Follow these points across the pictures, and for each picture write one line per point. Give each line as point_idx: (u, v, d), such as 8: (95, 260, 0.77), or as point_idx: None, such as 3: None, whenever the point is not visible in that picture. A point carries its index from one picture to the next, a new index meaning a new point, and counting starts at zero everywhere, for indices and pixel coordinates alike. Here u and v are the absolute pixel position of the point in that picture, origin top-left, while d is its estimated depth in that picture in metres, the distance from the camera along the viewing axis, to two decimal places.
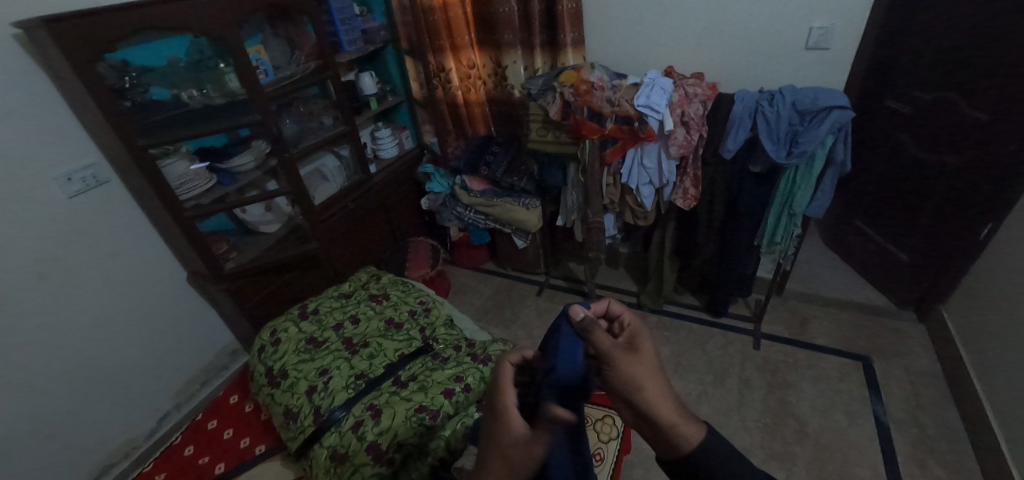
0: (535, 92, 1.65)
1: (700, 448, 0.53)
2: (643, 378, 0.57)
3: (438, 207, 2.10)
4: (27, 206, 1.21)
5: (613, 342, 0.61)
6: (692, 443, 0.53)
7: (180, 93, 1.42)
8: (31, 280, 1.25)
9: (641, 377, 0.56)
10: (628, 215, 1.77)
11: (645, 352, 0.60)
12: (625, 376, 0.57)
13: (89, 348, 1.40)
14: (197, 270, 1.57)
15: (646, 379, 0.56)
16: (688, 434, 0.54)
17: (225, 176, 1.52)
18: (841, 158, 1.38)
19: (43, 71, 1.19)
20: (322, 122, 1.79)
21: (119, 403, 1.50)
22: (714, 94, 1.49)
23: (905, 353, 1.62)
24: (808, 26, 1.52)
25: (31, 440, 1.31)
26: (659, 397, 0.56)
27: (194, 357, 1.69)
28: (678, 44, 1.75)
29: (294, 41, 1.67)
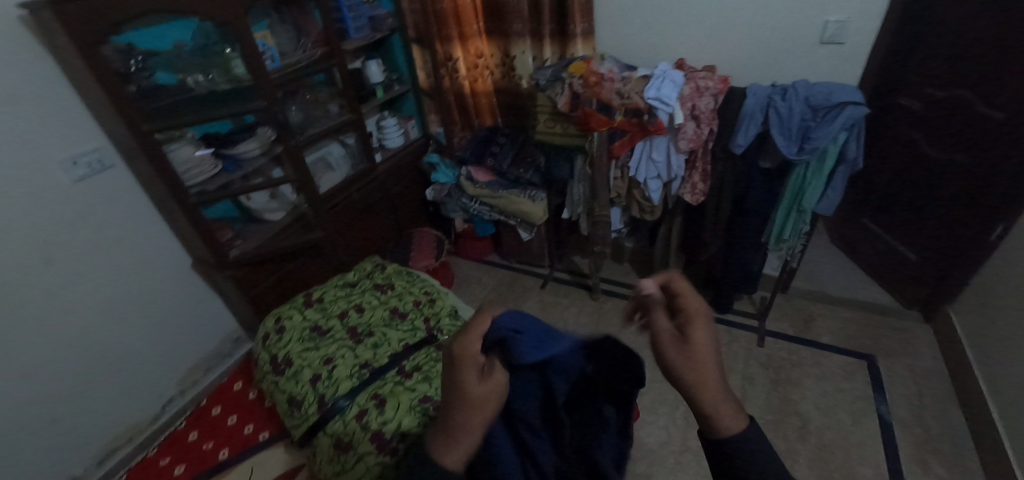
0: (543, 83, 1.65)
1: (741, 442, 0.49)
2: (693, 372, 0.50)
3: (443, 198, 2.06)
4: (32, 190, 1.20)
5: (661, 330, 0.54)
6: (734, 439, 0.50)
7: (186, 78, 1.40)
8: (37, 265, 1.25)
9: (692, 371, 0.50)
10: (635, 210, 1.76)
11: (701, 344, 0.52)
12: (673, 368, 0.51)
13: (94, 333, 1.40)
14: (202, 257, 1.56)
15: (695, 375, 0.50)
16: (729, 423, 0.50)
17: (231, 162, 1.51)
18: (853, 156, 1.36)
19: (48, 54, 1.18)
20: (328, 110, 1.78)
21: (124, 388, 1.51)
22: (725, 88, 1.47)
23: (910, 353, 1.61)
24: (822, 19, 1.49)
25: (36, 422, 1.32)
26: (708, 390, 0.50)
27: (198, 343, 1.70)
28: (689, 36, 1.73)
29: (300, 28, 1.65)
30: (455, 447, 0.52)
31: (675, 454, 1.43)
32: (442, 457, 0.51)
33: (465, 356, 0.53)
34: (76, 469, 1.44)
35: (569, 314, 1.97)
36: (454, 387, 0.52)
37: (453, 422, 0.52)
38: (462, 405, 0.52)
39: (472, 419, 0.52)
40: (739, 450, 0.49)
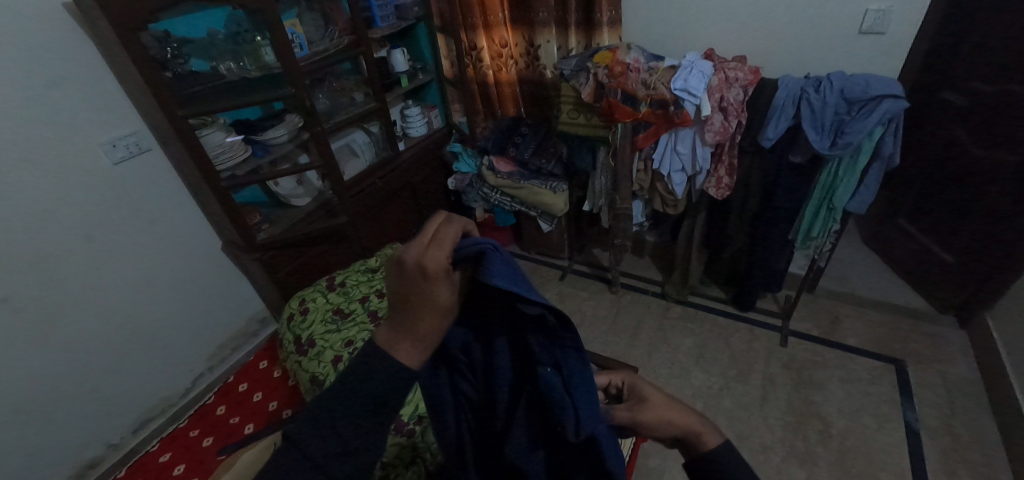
0: (568, 72, 1.61)
1: (721, 447, 0.53)
2: (653, 419, 0.56)
3: (464, 187, 2.08)
4: (76, 171, 1.27)
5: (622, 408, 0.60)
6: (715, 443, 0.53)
7: (218, 65, 1.46)
8: (79, 242, 1.32)
9: (653, 420, 0.56)
10: (657, 203, 1.73)
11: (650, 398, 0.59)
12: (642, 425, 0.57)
13: (130, 309, 1.47)
14: (231, 240, 1.62)
15: (656, 415, 0.57)
16: (711, 440, 0.54)
17: (260, 148, 1.54)
18: (889, 152, 1.31)
19: (91, 41, 1.23)
20: (353, 98, 1.80)
21: (157, 362, 1.58)
22: (756, 79, 1.42)
23: (943, 358, 1.55)
24: (863, 8, 1.43)
25: (77, 390, 1.40)
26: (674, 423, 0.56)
27: (227, 323, 1.76)
28: (721, 26, 1.68)
29: (328, 16, 1.67)
30: (415, 346, 0.50)
31: None
32: (402, 355, 0.50)
33: (432, 269, 0.47)
34: (113, 436, 1.52)
35: (587, 306, 1.96)
36: (417, 295, 0.48)
37: (413, 324, 0.49)
38: (429, 311, 0.49)
39: (434, 325, 0.50)
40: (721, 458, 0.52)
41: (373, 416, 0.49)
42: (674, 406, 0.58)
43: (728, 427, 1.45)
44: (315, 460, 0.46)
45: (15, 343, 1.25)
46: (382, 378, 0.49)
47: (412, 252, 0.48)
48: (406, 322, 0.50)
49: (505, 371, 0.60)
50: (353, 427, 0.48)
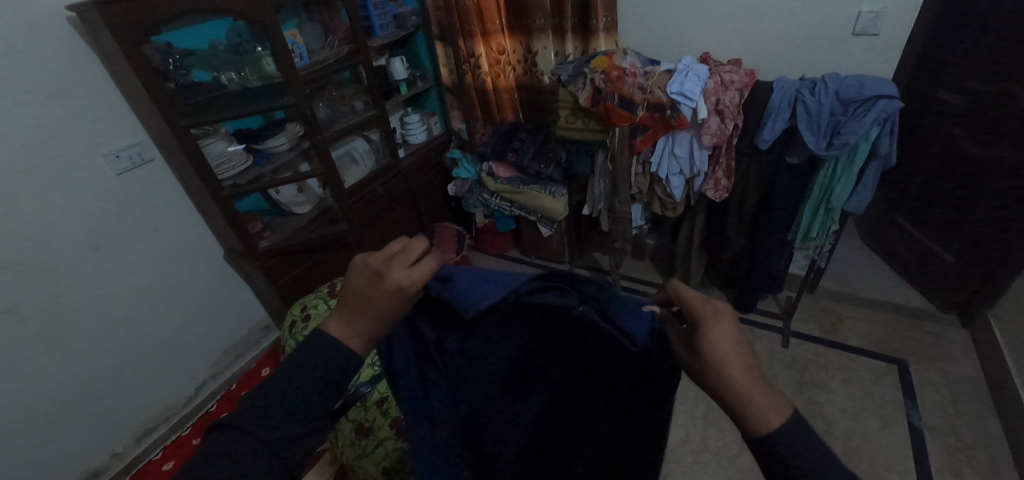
0: (565, 78, 1.63)
1: (786, 435, 0.40)
2: (702, 375, 0.44)
3: (464, 193, 2.11)
4: (79, 182, 1.28)
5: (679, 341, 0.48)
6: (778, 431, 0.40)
7: (220, 75, 1.47)
8: (83, 252, 1.33)
9: (705, 375, 0.44)
10: (656, 206, 1.74)
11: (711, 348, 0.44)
12: (691, 369, 0.46)
13: (133, 318, 1.48)
14: (233, 248, 1.63)
15: (708, 375, 0.44)
16: (770, 421, 0.41)
17: (261, 156, 1.56)
18: (885, 152, 1.32)
19: (94, 54, 1.25)
20: (354, 106, 1.82)
21: (160, 371, 1.59)
22: (751, 81, 1.44)
23: (945, 357, 1.55)
24: (856, 10, 1.45)
25: (81, 399, 1.41)
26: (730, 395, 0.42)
27: (229, 331, 1.76)
28: (715, 30, 1.70)
29: (328, 26, 1.69)
30: (354, 336, 0.50)
31: (693, 452, 1.41)
32: (341, 339, 0.50)
33: (405, 284, 0.48)
34: (117, 445, 1.53)
35: None
36: (371, 301, 0.49)
37: (360, 317, 0.50)
38: (384, 314, 0.49)
39: (376, 326, 0.50)
40: (780, 444, 0.40)
41: (332, 401, 0.49)
42: (743, 370, 0.42)
43: (731, 429, 1.45)
44: (268, 444, 0.46)
45: (20, 353, 1.26)
46: (333, 363, 0.49)
47: (393, 271, 0.48)
48: (353, 316, 0.50)
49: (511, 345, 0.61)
50: (313, 410, 0.48)
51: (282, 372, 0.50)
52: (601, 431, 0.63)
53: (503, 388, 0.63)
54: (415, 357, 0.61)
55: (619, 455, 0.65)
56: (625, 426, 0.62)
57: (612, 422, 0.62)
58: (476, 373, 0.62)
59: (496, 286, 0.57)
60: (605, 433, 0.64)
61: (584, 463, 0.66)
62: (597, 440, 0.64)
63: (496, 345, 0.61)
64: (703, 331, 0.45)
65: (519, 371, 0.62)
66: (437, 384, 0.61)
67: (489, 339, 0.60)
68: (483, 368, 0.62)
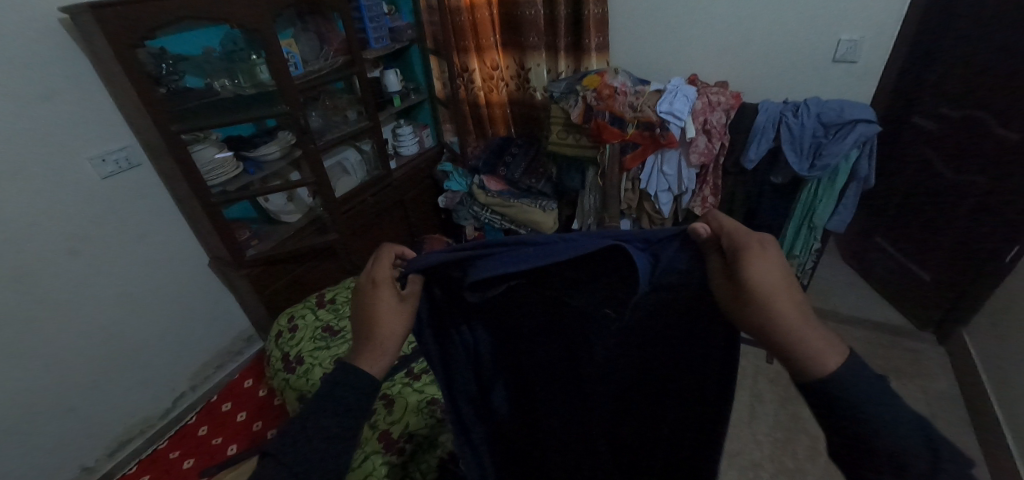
0: (558, 95, 1.66)
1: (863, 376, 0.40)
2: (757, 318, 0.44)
3: (454, 205, 2.09)
4: (64, 185, 1.26)
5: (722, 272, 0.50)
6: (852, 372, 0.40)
7: (212, 82, 1.46)
8: (63, 257, 1.29)
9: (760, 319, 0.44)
10: (645, 221, 1.77)
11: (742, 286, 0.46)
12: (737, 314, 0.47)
13: (113, 325, 1.43)
14: (219, 256, 1.60)
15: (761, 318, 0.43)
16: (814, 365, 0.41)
17: (252, 165, 1.55)
18: (865, 174, 1.38)
19: (85, 56, 1.23)
20: (347, 116, 1.83)
21: (138, 381, 1.54)
22: (737, 103, 1.50)
23: (924, 373, 1.59)
24: (836, 38, 1.55)
25: (53, 410, 1.35)
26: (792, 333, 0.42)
27: (211, 340, 1.72)
28: (702, 54, 1.76)
29: (323, 36, 1.70)
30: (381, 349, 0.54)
31: None
32: (367, 366, 0.53)
33: (381, 278, 0.57)
34: (88, 459, 1.47)
35: None
36: (374, 308, 0.55)
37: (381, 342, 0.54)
38: (390, 313, 0.55)
39: (398, 327, 0.55)
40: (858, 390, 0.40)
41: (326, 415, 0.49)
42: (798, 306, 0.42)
43: None
44: None
45: None
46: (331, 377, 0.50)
47: (369, 275, 0.57)
48: (369, 335, 0.54)
49: (538, 304, 0.60)
50: None
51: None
52: (651, 381, 0.64)
53: (537, 345, 0.64)
54: (449, 333, 0.62)
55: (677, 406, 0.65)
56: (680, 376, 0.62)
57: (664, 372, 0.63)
58: (515, 336, 0.64)
59: (521, 255, 0.53)
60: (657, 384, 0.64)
61: (637, 410, 0.69)
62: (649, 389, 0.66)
63: (531, 309, 0.61)
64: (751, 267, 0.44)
65: (559, 334, 0.63)
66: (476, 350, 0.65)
67: (524, 304, 0.60)
68: (521, 334, 0.64)
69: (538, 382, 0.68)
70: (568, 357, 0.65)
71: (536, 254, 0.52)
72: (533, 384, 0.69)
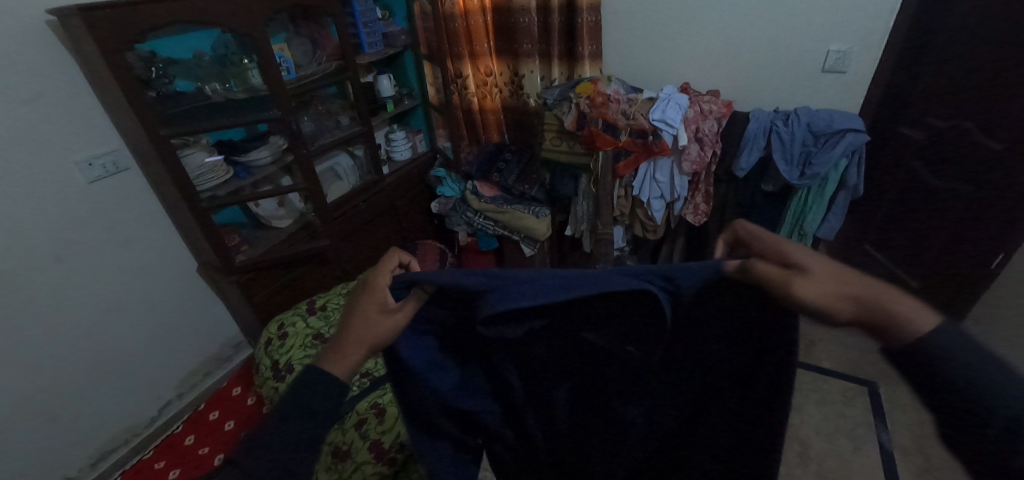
0: (551, 102, 1.66)
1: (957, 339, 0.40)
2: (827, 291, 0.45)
3: (447, 211, 2.07)
4: (50, 189, 1.23)
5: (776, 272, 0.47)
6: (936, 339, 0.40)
7: (203, 86, 1.45)
8: (47, 263, 1.26)
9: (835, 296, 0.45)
10: (637, 228, 1.77)
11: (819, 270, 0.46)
12: (793, 303, 0.46)
13: (98, 332, 1.41)
14: (208, 261, 1.58)
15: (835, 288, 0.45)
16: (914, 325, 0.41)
17: (242, 169, 1.53)
18: (854, 182, 1.40)
19: (72, 58, 1.22)
20: (339, 121, 1.81)
21: (123, 389, 1.51)
22: (729, 112, 1.52)
23: None
24: (825, 49, 1.58)
25: (34, 419, 1.32)
26: (877, 298, 0.43)
27: (199, 347, 1.70)
28: (694, 62, 1.78)
29: (316, 41, 1.69)
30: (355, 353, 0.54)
31: None
32: (331, 369, 0.53)
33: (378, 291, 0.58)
34: (70, 470, 1.43)
35: None
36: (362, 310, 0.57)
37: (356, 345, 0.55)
38: (366, 324, 0.55)
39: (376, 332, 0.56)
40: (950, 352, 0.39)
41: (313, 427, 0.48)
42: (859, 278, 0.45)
43: None
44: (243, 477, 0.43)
45: None
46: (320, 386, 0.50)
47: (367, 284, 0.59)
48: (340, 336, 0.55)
49: (556, 346, 0.57)
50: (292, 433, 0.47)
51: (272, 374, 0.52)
52: (679, 427, 0.61)
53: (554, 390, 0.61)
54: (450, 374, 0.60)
55: (707, 453, 0.62)
56: (712, 422, 0.59)
57: (696, 416, 0.60)
58: (528, 382, 0.60)
59: (536, 288, 0.51)
60: (685, 429, 0.62)
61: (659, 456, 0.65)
62: (677, 436, 0.62)
63: (546, 352, 0.58)
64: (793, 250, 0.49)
65: (576, 377, 0.60)
66: (482, 392, 0.62)
67: (540, 346, 0.57)
68: (535, 379, 0.60)
69: (549, 428, 0.65)
70: (586, 400, 0.61)
71: (554, 284, 0.51)
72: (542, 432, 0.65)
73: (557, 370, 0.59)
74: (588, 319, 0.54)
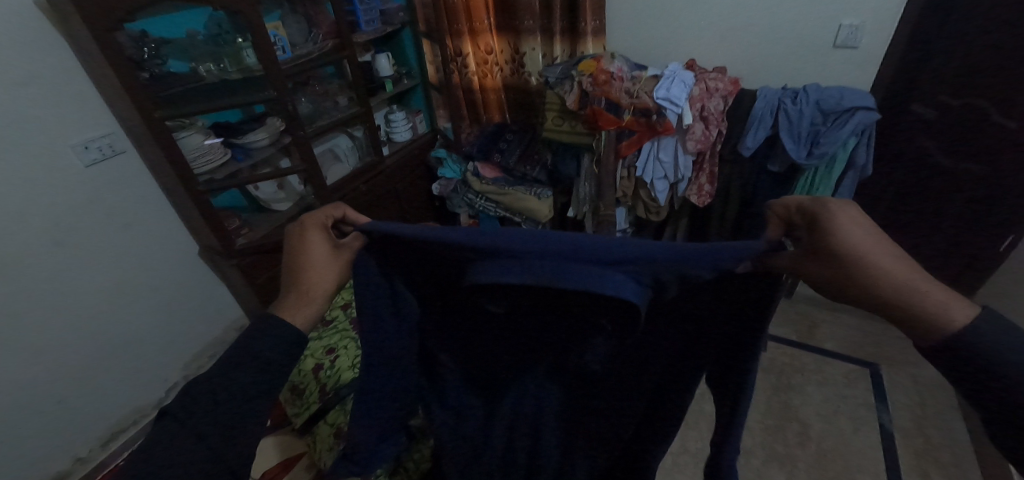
0: (553, 80, 1.62)
1: (988, 335, 0.39)
2: (832, 275, 0.45)
3: (448, 193, 2.03)
4: (47, 174, 1.22)
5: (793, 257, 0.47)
6: (972, 331, 0.39)
7: (197, 66, 1.42)
8: (48, 247, 1.27)
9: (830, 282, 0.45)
10: (640, 209, 1.75)
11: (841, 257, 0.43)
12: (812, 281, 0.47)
13: (102, 316, 1.42)
14: (209, 245, 1.59)
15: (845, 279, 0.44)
16: (953, 320, 0.40)
17: (239, 151, 1.52)
18: (862, 162, 1.37)
19: (62, 40, 1.19)
20: (337, 101, 1.78)
21: (129, 371, 1.53)
22: (735, 90, 1.49)
23: (914, 361, 1.60)
24: (838, 22, 1.52)
25: (44, 401, 1.34)
26: (903, 296, 0.41)
27: (203, 330, 1.71)
28: (701, 38, 1.73)
29: (312, 19, 1.65)
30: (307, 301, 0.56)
31: (673, 455, 1.42)
32: (293, 315, 0.55)
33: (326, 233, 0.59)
34: (81, 449, 1.47)
35: None
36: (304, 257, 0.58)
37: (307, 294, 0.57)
38: (321, 266, 0.58)
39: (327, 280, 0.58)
40: (976, 348, 0.38)
41: None
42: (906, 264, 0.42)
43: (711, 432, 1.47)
44: None
45: None
46: None
47: (295, 229, 0.59)
48: (290, 284, 0.57)
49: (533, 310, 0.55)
50: None
51: (264, 362, 0.51)
52: (629, 406, 0.63)
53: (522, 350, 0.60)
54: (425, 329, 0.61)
55: (647, 427, 0.65)
56: (663, 399, 0.61)
57: (649, 394, 0.61)
58: (490, 350, 0.61)
59: (524, 263, 0.46)
60: (637, 407, 0.63)
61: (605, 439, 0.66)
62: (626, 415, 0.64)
63: (519, 322, 0.57)
64: (831, 228, 0.44)
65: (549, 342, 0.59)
66: (449, 351, 0.62)
67: (515, 318, 0.57)
68: (502, 348, 0.60)
69: (502, 403, 0.65)
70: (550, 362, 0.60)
71: (547, 265, 0.46)
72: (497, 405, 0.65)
73: (523, 339, 0.59)
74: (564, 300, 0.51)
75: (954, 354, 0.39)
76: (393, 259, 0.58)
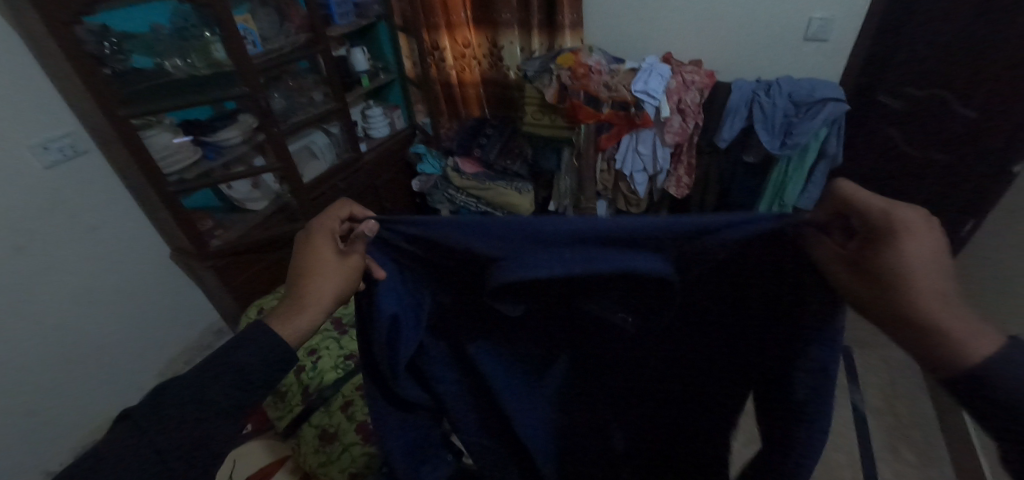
0: (531, 74, 1.61)
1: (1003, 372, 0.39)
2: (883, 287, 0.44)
3: (429, 189, 2.01)
4: (7, 177, 1.16)
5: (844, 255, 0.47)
6: (991, 367, 0.39)
7: (163, 61, 1.35)
8: (9, 255, 1.21)
9: (882, 289, 0.44)
10: (620, 202, 1.76)
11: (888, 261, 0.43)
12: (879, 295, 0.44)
13: (72, 324, 1.37)
14: (182, 247, 1.54)
15: (889, 279, 0.43)
16: (980, 347, 0.40)
17: (211, 150, 1.46)
18: (833, 152, 1.41)
19: (17, 35, 1.13)
20: (312, 97, 1.74)
21: (100, 381, 1.47)
22: (711, 82, 1.51)
23: (885, 342, 1.67)
24: (808, 16, 1.56)
25: (11, 415, 1.29)
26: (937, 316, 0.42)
27: (178, 334, 1.67)
28: (677, 32, 1.75)
29: (283, 12, 1.59)
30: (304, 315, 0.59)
31: None
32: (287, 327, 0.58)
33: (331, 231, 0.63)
34: (52, 464, 1.41)
35: None
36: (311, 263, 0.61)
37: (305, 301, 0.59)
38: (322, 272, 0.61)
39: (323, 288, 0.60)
40: (996, 380, 0.39)
41: None
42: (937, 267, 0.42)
43: None
44: None
45: None
46: None
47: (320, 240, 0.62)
48: (300, 295, 0.60)
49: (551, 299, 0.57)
50: None
51: (245, 360, 0.52)
52: (660, 386, 0.65)
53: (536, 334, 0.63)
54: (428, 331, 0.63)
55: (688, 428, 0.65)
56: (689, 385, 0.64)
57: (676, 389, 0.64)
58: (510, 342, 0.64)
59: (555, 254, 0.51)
60: (662, 386, 0.65)
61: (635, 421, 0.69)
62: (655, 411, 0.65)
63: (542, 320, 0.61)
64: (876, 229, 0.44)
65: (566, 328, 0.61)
66: (451, 344, 0.65)
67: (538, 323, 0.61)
68: (522, 341, 0.64)
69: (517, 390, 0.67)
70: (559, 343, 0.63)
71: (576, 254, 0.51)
72: (520, 405, 0.67)
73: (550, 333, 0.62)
74: (590, 293, 0.55)
75: (973, 382, 0.40)
76: (409, 270, 0.63)
